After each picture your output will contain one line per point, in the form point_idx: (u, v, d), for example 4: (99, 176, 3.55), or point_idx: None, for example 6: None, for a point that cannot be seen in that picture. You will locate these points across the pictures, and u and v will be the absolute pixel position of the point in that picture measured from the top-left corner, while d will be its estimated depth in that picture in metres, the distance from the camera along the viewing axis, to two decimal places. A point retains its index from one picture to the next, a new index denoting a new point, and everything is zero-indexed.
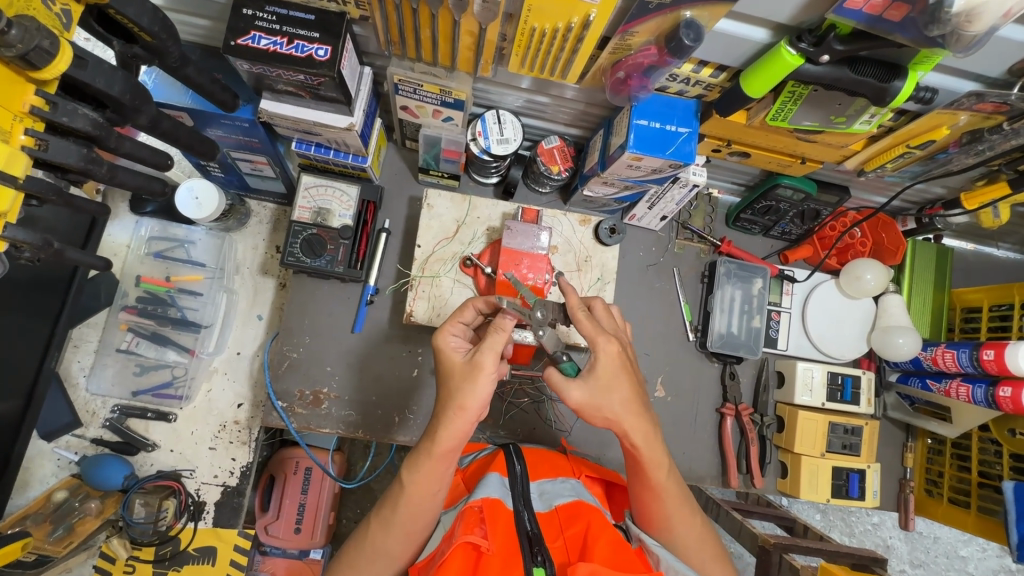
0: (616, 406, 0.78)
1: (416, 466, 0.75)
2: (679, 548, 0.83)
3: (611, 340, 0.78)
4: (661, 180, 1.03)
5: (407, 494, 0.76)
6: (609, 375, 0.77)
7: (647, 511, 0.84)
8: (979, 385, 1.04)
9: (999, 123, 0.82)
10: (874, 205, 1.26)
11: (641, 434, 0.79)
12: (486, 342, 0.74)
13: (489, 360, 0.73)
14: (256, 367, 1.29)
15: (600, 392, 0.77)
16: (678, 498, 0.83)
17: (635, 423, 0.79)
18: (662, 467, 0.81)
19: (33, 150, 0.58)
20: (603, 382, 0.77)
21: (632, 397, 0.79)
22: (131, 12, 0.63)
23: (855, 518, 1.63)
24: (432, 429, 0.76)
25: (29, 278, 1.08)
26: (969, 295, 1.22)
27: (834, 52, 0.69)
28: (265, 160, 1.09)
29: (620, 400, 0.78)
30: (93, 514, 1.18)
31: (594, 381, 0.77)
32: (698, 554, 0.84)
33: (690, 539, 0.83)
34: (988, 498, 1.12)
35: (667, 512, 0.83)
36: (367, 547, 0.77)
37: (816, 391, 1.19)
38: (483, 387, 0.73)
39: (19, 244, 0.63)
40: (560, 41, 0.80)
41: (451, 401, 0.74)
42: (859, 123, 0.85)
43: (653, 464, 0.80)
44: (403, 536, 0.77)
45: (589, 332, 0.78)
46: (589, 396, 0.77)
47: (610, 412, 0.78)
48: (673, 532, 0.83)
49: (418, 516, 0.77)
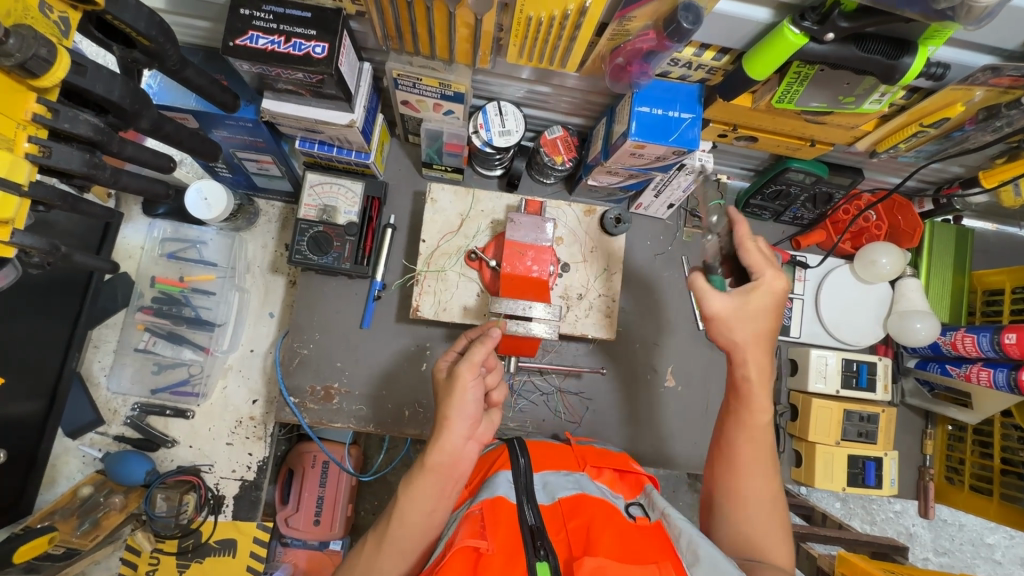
0: (746, 336, 0.83)
1: (411, 483, 0.76)
2: (755, 508, 0.80)
3: (778, 276, 0.82)
4: (666, 167, 1.01)
5: (400, 509, 0.75)
6: (757, 303, 0.82)
7: (732, 463, 0.83)
8: (1001, 368, 1.01)
9: (1016, 98, 0.79)
10: (889, 186, 1.22)
11: (760, 367, 0.83)
12: (467, 354, 0.79)
13: (467, 370, 0.77)
14: (269, 364, 1.32)
15: (739, 312, 0.82)
16: (764, 453, 0.83)
17: (759, 355, 0.83)
18: (765, 412, 0.84)
19: (38, 157, 0.60)
20: (751, 304, 0.82)
21: (765, 335, 0.83)
22: (128, 17, 0.63)
23: (876, 506, 1.59)
24: (440, 426, 0.77)
25: (47, 282, 1.12)
26: (990, 277, 1.17)
27: (839, 30, 0.66)
28: (271, 159, 1.10)
29: (755, 327, 0.82)
30: (117, 508, 1.20)
31: (741, 301, 0.82)
32: (767, 520, 0.79)
33: (762, 500, 0.80)
34: (1010, 484, 1.09)
35: (751, 466, 0.82)
36: (362, 567, 0.73)
37: (830, 378, 1.17)
38: (463, 395, 0.77)
39: (26, 250, 0.64)
40: (559, 30, 0.79)
41: (439, 416, 0.78)
42: (869, 102, 0.82)
43: (759, 407, 0.83)
44: (398, 553, 0.74)
45: (756, 261, 0.82)
46: (729, 310, 0.82)
47: (733, 335, 0.83)
48: (750, 488, 0.81)
49: (415, 532, 0.75)
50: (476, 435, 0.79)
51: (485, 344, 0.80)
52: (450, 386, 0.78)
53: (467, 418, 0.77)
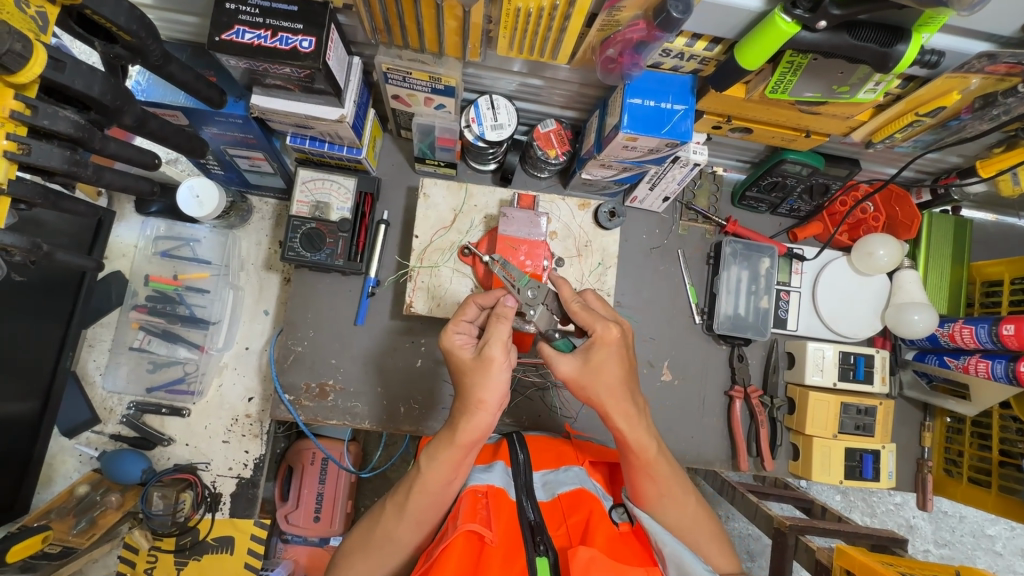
0: (602, 391, 0.77)
1: (437, 454, 0.75)
2: (683, 530, 0.80)
3: (609, 326, 0.78)
4: (660, 160, 1.00)
5: (422, 481, 0.75)
6: (600, 358, 0.77)
7: (641, 494, 0.81)
8: (999, 360, 1.01)
9: (1013, 86, 0.78)
10: (886, 177, 1.21)
11: (626, 417, 0.78)
12: (493, 333, 0.75)
13: (498, 350, 0.74)
14: (265, 361, 1.32)
15: (589, 371, 0.77)
16: (670, 478, 0.80)
17: (618, 406, 0.78)
18: (650, 449, 0.79)
19: (17, 154, 0.59)
20: (594, 363, 0.77)
21: (618, 381, 0.77)
22: (108, 12, 0.63)
23: (877, 499, 1.59)
24: (455, 421, 0.75)
25: (39, 282, 1.11)
26: (989, 268, 1.16)
27: (831, 17, 0.65)
28: (263, 156, 1.09)
29: (604, 383, 0.77)
30: (114, 507, 1.22)
31: (585, 360, 0.78)
32: (695, 535, 0.81)
33: (684, 521, 0.81)
34: (1008, 477, 1.08)
35: (660, 494, 0.80)
36: (379, 534, 0.77)
37: (827, 371, 1.16)
38: (498, 376, 0.74)
39: (7, 249, 0.64)
40: (547, 21, 0.78)
41: (469, 397, 0.74)
42: (864, 91, 0.81)
43: (641, 447, 0.78)
44: (416, 522, 0.77)
45: (585, 319, 0.80)
46: (577, 372, 0.78)
47: (594, 395, 0.78)
48: (669, 515, 0.80)
49: (432, 504, 0.77)
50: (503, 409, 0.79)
51: (506, 321, 0.76)
52: (482, 367, 0.74)
53: (500, 401, 0.75)
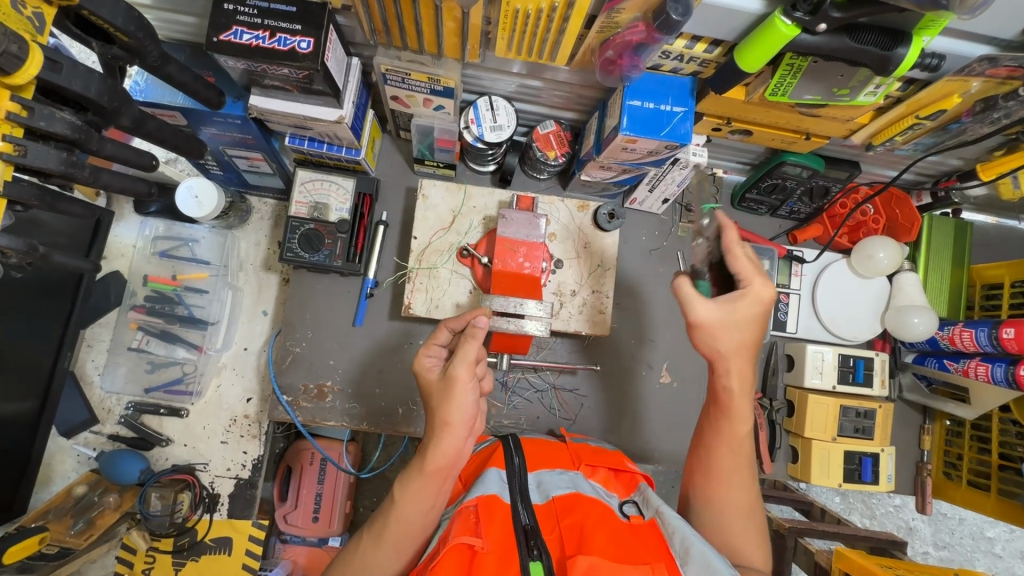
0: (729, 347, 0.76)
1: (409, 483, 0.75)
2: (729, 512, 0.80)
3: (748, 278, 0.75)
4: (659, 162, 1.00)
5: (398, 510, 0.75)
6: (747, 311, 0.74)
7: (711, 466, 0.82)
8: (999, 364, 1.00)
9: (1013, 89, 0.78)
10: (886, 180, 1.21)
11: (734, 381, 0.78)
12: (461, 352, 0.74)
13: (463, 370, 0.74)
14: (263, 362, 1.32)
15: (723, 318, 0.75)
16: (738, 460, 0.81)
17: (739, 367, 0.77)
18: (745, 420, 0.80)
19: (13, 156, 0.59)
20: (731, 307, 0.74)
21: (747, 343, 0.77)
22: (105, 13, 0.63)
23: (877, 501, 1.59)
24: (425, 447, 0.74)
25: (37, 282, 1.11)
26: (989, 270, 1.16)
27: (831, 20, 0.65)
28: (261, 157, 1.09)
29: (737, 338, 0.76)
30: (112, 507, 1.22)
31: (719, 305, 0.75)
32: (741, 524, 0.80)
33: (735, 505, 0.80)
34: (1008, 481, 1.08)
35: (729, 470, 0.81)
36: (357, 564, 0.75)
37: (826, 374, 1.16)
38: (462, 400, 0.73)
39: (3, 250, 0.64)
40: (546, 22, 0.78)
41: (435, 419, 0.74)
42: (864, 95, 0.80)
43: (733, 413, 0.80)
44: (395, 552, 0.75)
45: None
46: (712, 317, 0.75)
47: (717, 349, 0.77)
48: (723, 495, 0.81)
49: (411, 532, 0.75)
50: (474, 432, 0.78)
51: (475, 339, 0.74)
52: (449, 389, 0.74)
53: (467, 423, 0.73)
